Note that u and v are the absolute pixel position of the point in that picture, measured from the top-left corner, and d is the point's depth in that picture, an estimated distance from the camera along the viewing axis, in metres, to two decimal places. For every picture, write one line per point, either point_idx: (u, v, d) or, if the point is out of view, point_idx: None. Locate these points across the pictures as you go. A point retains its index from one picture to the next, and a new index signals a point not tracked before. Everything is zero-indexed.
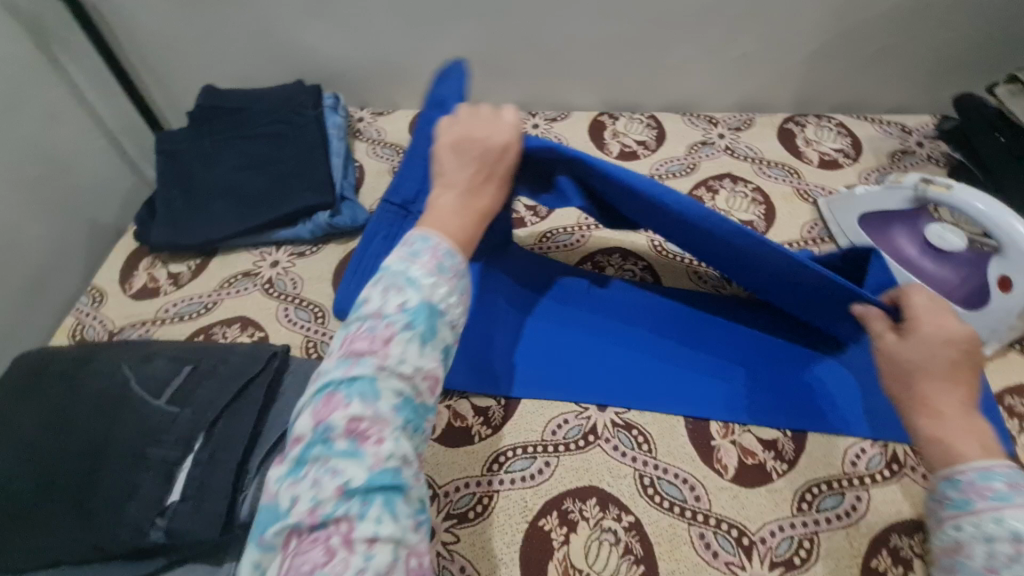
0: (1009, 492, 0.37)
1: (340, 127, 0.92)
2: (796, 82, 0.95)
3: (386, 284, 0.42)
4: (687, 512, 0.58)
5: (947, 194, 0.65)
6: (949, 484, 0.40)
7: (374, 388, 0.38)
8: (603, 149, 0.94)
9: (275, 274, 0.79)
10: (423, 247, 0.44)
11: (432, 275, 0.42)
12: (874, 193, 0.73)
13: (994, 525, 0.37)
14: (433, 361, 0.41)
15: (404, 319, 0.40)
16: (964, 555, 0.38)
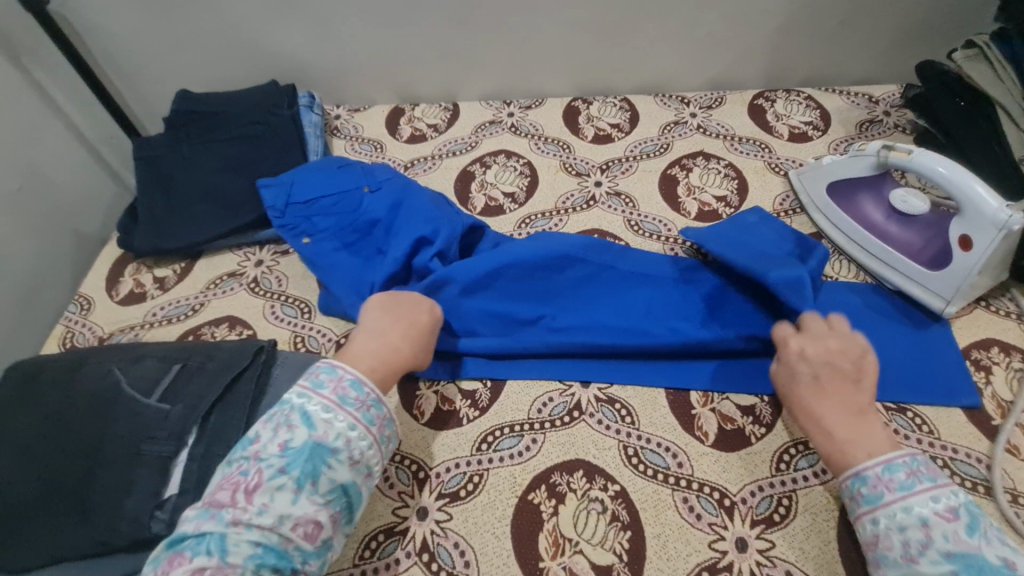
0: (909, 481, 0.48)
1: (317, 125, 0.93)
2: (764, 58, 0.97)
3: (276, 427, 0.50)
4: (671, 478, 0.60)
5: (907, 160, 0.67)
6: (860, 480, 0.50)
7: (227, 540, 0.44)
8: (578, 134, 0.95)
9: (260, 273, 0.80)
10: (327, 379, 0.52)
11: (327, 412, 0.50)
12: (840, 163, 0.75)
13: (905, 514, 0.47)
14: (310, 506, 0.47)
15: (284, 460, 0.47)
16: (885, 549, 0.47)
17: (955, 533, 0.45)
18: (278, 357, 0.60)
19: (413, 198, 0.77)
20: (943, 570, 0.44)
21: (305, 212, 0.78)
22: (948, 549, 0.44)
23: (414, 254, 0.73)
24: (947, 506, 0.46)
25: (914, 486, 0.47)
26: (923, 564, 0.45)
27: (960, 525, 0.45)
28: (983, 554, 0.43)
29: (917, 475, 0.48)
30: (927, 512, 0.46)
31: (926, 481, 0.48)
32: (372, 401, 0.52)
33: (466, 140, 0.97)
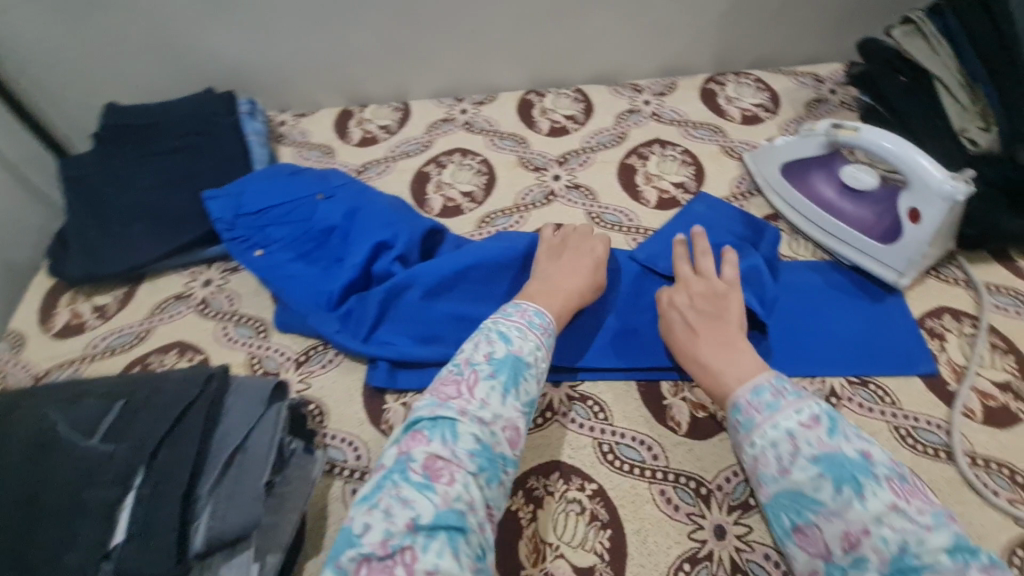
0: (775, 400, 0.50)
1: (260, 133, 0.88)
2: (712, 42, 0.97)
3: (479, 341, 0.57)
4: (647, 472, 0.59)
5: (855, 137, 0.68)
6: (737, 410, 0.52)
7: (457, 428, 0.50)
8: (533, 127, 0.94)
9: (209, 294, 0.76)
10: (514, 310, 0.59)
11: (519, 332, 0.57)
12: (792, 143, 0.76)
13: (774, 431, 0.49)
14: (514, 410, 0.53)
15: (494, 367, 0.54)
16: (764, 470, 0.49)
17: (817, 438, 0.47)
18: (232, 384, 0.57)
19: (368, 205, 0.74)
20: (812, 475, 0.46)
21: (256, 223, 0.74)
22: (812, 455, 0.46)
23: (372, 260, 0.70)
24: (810, 416, 0.48)
25: (779, 404, 0.50)
26: (793, 475, 0.47)
27: (821, 429, 0.47)
28: (843, 451, 0.46)
29: (779, 394, 0.51)
30: (793, 424, 0.48)
31: (789, 397, 0.50)
32: (550, 328, 0.59)
33: (419, 139, 0.94)
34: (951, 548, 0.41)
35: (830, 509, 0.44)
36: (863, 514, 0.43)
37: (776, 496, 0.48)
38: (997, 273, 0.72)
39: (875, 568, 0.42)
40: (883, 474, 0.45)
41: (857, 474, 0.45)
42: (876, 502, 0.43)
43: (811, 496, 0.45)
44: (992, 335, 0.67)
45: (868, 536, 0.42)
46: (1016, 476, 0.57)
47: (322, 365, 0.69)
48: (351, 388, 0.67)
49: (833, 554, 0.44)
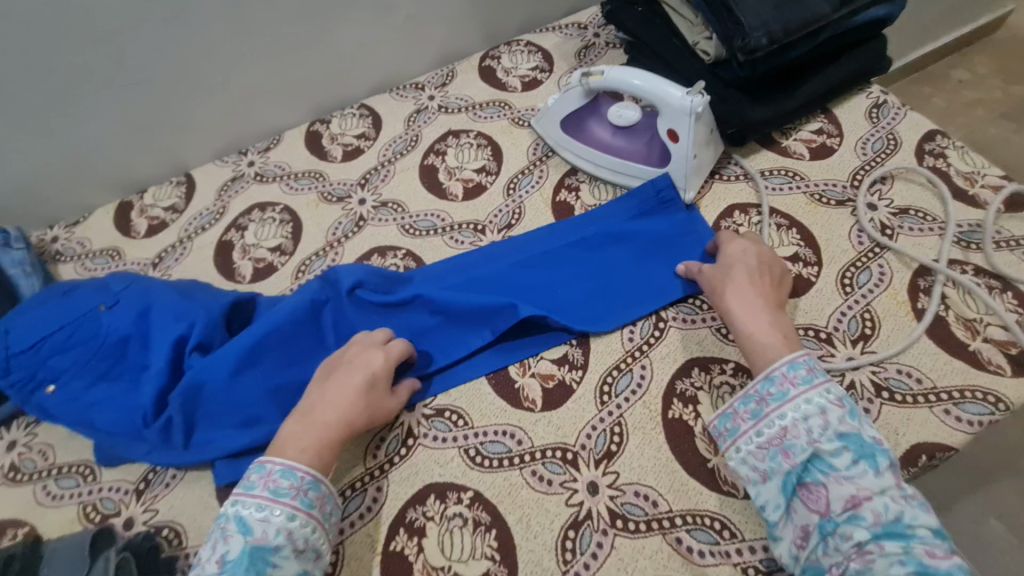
0: (810, 376, 0.52)
1: (24, 262, 0.78)
2: (472, 21, 0.97)
3: (216, 540, 0.50)
4: (516, 459, 0.60)
5: (603, 79, 0.73)
6: (769, 381, 0.53)
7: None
8: (327, 158, 0.90)
9: (17, 456, 0.67)
10: (256, 478, 0.52)
11: (262, 510, 0.50)
12: (560, 101, 0.79)
13: (806, 405, 0.50)
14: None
15: (225, 573, 0.48)
16: (786, 438, 0.50)
17: (844, 418, 0.49)
18: (46, 554, 0.51)
19: (158, 301, 0.67)
20: (837, 446, 0.48)
21: (35, 359, 0.66)
22: (840, 432, 0.49)
23: (179, 359, 0.66)
24: (838, 396, 0.51)
25: (813, 380, 0.51)
26: (819, 443, 0.48)
27: (846, 410, 0.50)
28: (867, 434, 0.49)
29: (815, 373, 0.52)
30: (825, 400, 0.50)
31: (821, 376, 0.52)
32: (307, 483, 0.52)
33: (212, 208, 0.88)
34: (935, 525, 0.45)
35: (844, 476, 0.47)
36: (874, 484, 0.46)
37: (793, 460, 0.49)
38: (767, 158, 0.79)
39: (868, 525, 0.45)
40: (893, 458, 0.49)
41: (875, 452, 0.48)
42: (887, 478, 0.47)
43: (827, 460, 0.48)
44: (775, 216, 0.73)
45: (868, 501, 0.46)
46: (820, 333, 0.64)
47: (166, 484, 0.63)
48: (204, 496, 0.62)
49: (831, 512, 0.47)
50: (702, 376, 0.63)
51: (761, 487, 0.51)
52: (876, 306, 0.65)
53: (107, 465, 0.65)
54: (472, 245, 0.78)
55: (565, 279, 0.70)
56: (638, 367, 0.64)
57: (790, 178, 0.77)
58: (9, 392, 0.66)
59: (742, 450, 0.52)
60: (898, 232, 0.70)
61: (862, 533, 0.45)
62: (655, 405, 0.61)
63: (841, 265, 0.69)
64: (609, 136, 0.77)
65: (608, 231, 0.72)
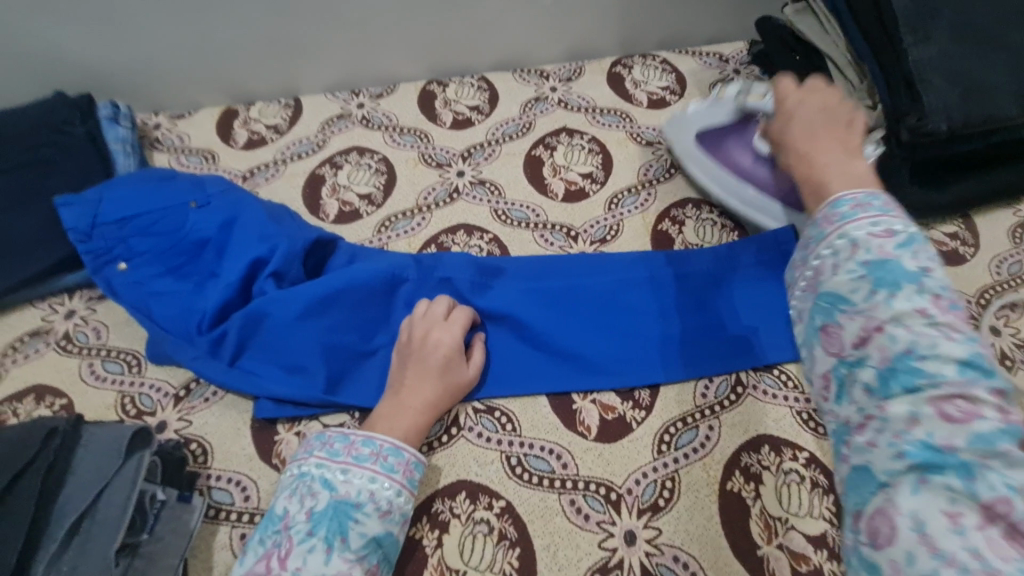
0: (851, 212, 0.45)
1: (127, 141, 0.78)
2: (616, 23, 0.93)
3: (298, 494, 0.49)
4: (556, 482, 0.57)
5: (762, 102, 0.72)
6: (815, 230, 0.47)
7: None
8: (435, 121, 0.88)
9: (72, 327, 0.67)
10: (340, 444, 0.51)
11: (344, 472, 0.50)
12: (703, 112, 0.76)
13: (838, 241, 0.44)
14: (343, 565, 0.46)
15: (311, 524, 0.47)
16: (819, 280, 0.44)
17: (881, 246, 0.42)
18: (84, 437, 0.49)
19: (246, 216, 0.67)
20: (856, 279, 0.42)
21: (120, 233, 0.66)
22: (868, 261, 0.42)
23: (252, 278, 0.65)
24: (885, 229, 0.43)
25: (857, 215, 0.45)
26: (835, 280, 0.43)
27: (892, 241, 0.42)
28: (902, 262, 0.41)
29: (863, 208, 0.45)
30: (862, 234, 0.43)
31: (869, 212, 0.45)
32: (387, 450, 0.52)
33: (312, 139, 0.86)
34: (965, 361, 0.37)
35: (858, 311, 0.41)
36: (885, 314, 0.40)
37: (818, 296, 0.44)
38: None
39: (874, 364, 0.39)
40: (936, 292, 0.40)
41: (901, 281, 0.40)
42: (903, 305, 0.39)
43: (844, 294, 0.42)
44: None
45: (879, 335, 0.39)
46: None
47: (204, 399, 0.62)
48: (237, 421, 0.61)
49: (844, 353, 0.41)
50: (772, 456, 0.58)
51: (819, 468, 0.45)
52: None
53: (154, 363, 0.64)
54: (560, 250, 0.75)
55: (649, 315, 0.66)
56: (705, 426, 0.60)
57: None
58: (83, 257, 0.66)
59: (796, 296, 0.47)
60: (1018, 366, 0.64)
61: (867, 374, 0.39)
62: (714, 471, 0.57)
63: None
64: (751, 161, 0.73)
65: (707, 279, 0.68)
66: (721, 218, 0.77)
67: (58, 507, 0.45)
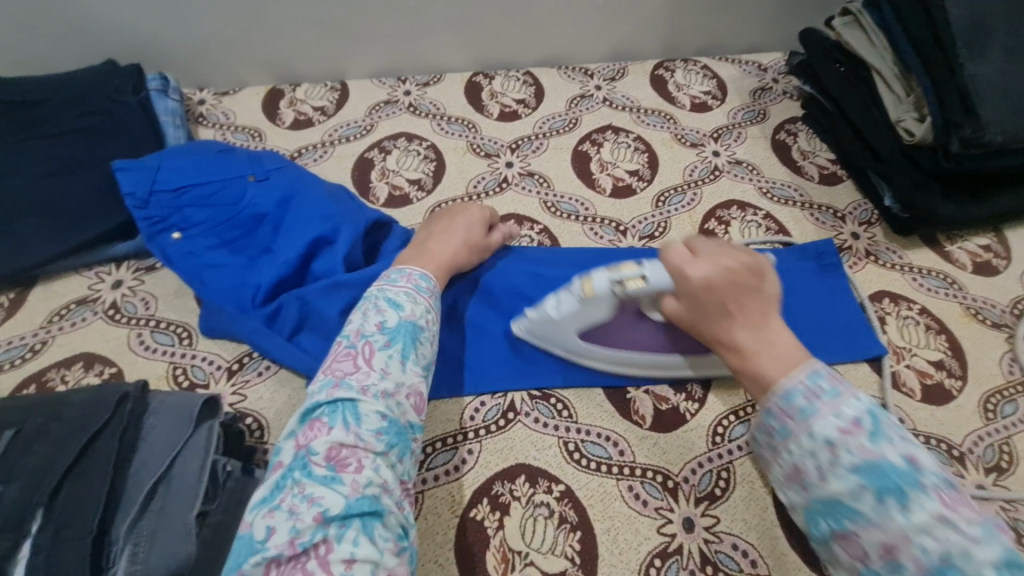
0: (810, 405, 0.41)
1: (176, 113, 0.77)
2: (661, 27, 0.95)
3: (367, 311, 0.50)
4: (614, 469, 0.58)
5: (642, 287, 0.53)
6: (767, 416, 0.44)
7: (358, 408, 0.43)
8: (482, 112, 0.89)
9: (120, 297, 0.66)
10: (400, 275, 0.54)
11: (409, 296, 0.52)
12: (571, 313, 0.57)
13: (808, 440, 0.40)
14: (414, 379, 0.48)
15: (386, 336, 0.48)
16: (801, 479, 0.41)
17: (859, 444, 0.38)
18: (152, 405, 0.48)
19: (305, 193, 0.66)
20: (851, 485, 0.38)
21: (176, 202, 0.65)
22: (854, 464, 0.38)
23: (310, 257, 0.64)
24: (852, 417, 0.39)
25: (815, 408, 0.41)
26: (829, 485, 0.39)
27: (863, 434, 0.39)
28: (888, 457, 0.38)
29: (818, 394, 0.41)
30: (830, 431, 0.40)
31: (825, 396, 0.41)
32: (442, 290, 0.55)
33: (360, 123, 0.86)
34: (1001, 561, 0.33)
35: (869, 522, 0.37)
36: (904, 527, 0.36)
37: (811, 501, 0.41)
38: (926, 257, 0.76)
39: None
40: (907, 465, 0.37)
41: (905, 487, 0.36)
42: (920, 512, 0.36)
43: (848, 505, 0.38)
44: (924, 316, 0.70)
45: (910, 545, 0.35)
46: (952, 449, 0.61)
47: (258, 373, 0.62)
48: (293, 397, 0.60)
49: (868, 559, 0.37)
50: None
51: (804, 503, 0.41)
52: (1016, 442, 0.62)
53: (208, 336, 0.64)
54: (610, 243, 0.76)
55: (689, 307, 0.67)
56: None
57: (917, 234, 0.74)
58: (137, 224, 0.65)
59: (778, 487, 0.44)
60: None
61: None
62: None
63: (985, 388, 0.65)
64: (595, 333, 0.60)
65: None
66: (765, 220, 0.79)
67: (132, 472, 0.44)
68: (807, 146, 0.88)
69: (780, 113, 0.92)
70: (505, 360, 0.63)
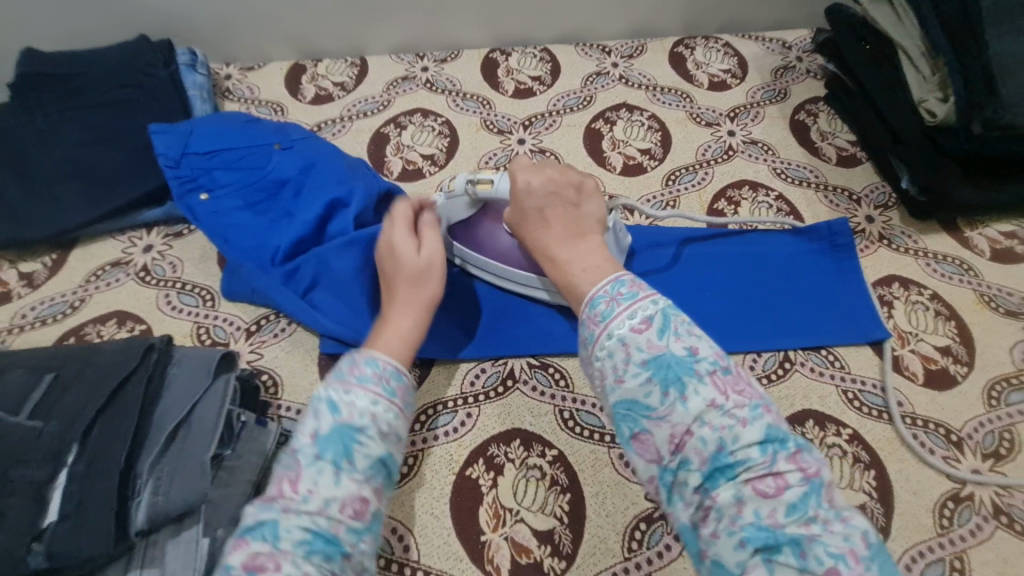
0: (609, 309, 0.44)
1: (203, 87, 0.81)
2: (682, 3, 0.93)
3: (303, 421, 0.48)
4: (606, 437, 0.60)
5: (489, 189, 0.59)
6: (581, 327, 0.46)
7: (279, 526, 0.42)
8: (497, 88, 0.90)
9: (150, 259, 0.71)
10: (343, 365, 0.51)
11: (346, 393, 0.49)
12: (441, 212, 0.64)
13: (609, 343, 0.43)
14: (354, 485, 0.45)
15: (317, 447, 0.46)
16: (605, 382, 0.43)
17: (649, 341, 0.41)
18: (174, 357, 0.52)
19: (324, 161, 0.72)
20: (642, 381, 0.40)
21: (205, 164, 0.71)
22: (643, 360, 0.41)
23: (326, 218, 0.68)
24: (643, 317, 0.43)
25: (613, 311, 0.44)
26: (624, 385, 0.41)
27: (652, 331, 0.42)
28: (674, 351, 0.41)
29: (617, 299, 0.45)
30: (625, 330, 0.43)
31: (627, 302, 0.44)
32: (389, 372, 0.51)
33: (378, 98, 0.88)
34: (763, 441, 0.37)
35: (659, 416, 0.39)
36: (685, 416, 0.38)
37: (615, 404, 0.42)
38: (943, 242, 0.74)
39: (696, 468, 0.38)
40: (710, 368, 0.40)
41: (682, 376, 0.40)
42: (698, 402, 0.39)
43: (642, 402, 0.40)
44: (935, 302, 0.69)
45: (689, 437, 0.38)
46: (951, 435, 0.61)
47: (274, 334, 0.66)
48: (306, 357, 0.64)
49: (663, 460, 0.39)
50: (814, 429, 0.61)
51: (605, 404, 0.43)
52: (1019, 429, 0.61)
53: (230, 298, 0.68)
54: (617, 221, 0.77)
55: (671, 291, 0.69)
56: None
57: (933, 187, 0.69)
58: (170, 183, 0.71)
59: (594, 394, 0.45)
60: None
61: (693, 478, 0.38)
62: None
63: (992, 375, 0.64)
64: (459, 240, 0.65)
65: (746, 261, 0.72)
66: (776, 201, 0.78)
67: (156, 415, 0.48)
68: (827, 126, 0.86)
69: (801, 92, 0.90)
70: (505, 331, 0.66)
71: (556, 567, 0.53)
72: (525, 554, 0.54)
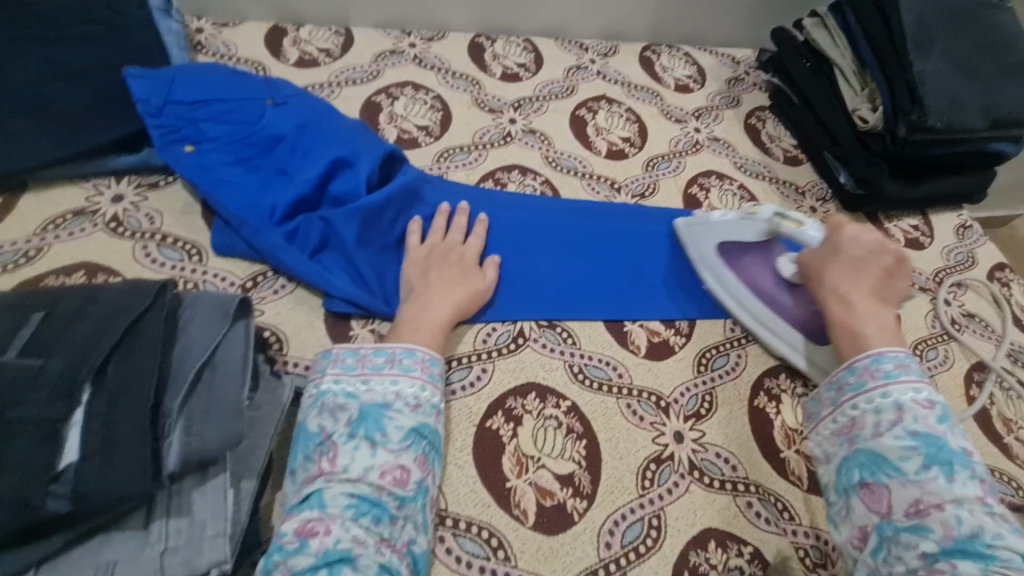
0: (893, 372, 0.55)
1: (179, 36, 0.73)
2: (650, 12, 1.02)
3: (324, 414, 0.49)
4: (614, 388, 0.64)
5: (796, 231, 0.67)
6: (848, 372, 0.56)
7: (324, 496, 0.44)
8: (485, 71, 0.92)
9: (121, 210, 0.64)
10: (355, 358, 0.52)
11: (368, 382, 0.50)
12: (731, 223, 0.71)
13: (882, 401, 0.53)
14: (389, 455, 0.47)
15: (350, 427, 0.47)
16: (855, 433, 0.54)
17: (925, 417, 0.51)
18: (186, 300, 0.48)
19: (322, 120, 0.68)
20: (906, 445, 0.50)
21: (191, 115, 0.66)
22: (914, 430, 0.51)
23: (329, 178, 0.65)
24: (926, 399, 0.53)
25: (898, 376, 0.54)
26: (882, 442, 0.51)
27: (933, 413, 0.52)
28: (948, 439, 0.50)
29: (904, 368, 0.55)
30: (906, 399, 0.53)
31: (909, 375, 0.55)
32: (401, 353, 0.52)
33: (367, 68, 0.87)
34: (1022, 551, 0.44)
35: (911, 479, 0.48)
36: (945, 491, 0.47)
37: (858, 453, 0.52)
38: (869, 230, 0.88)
39: (934, 538, 0.45)
40: (976, 472, 0.49)
41: (954, 461, 0.49)
42: (960, 485, 0.47)
43: (894, 462, 0.50)
44: None
45: (936, 512, 0.46)
46: None
47: (273, 290, 0.63)
48: (310, 315, 0.62)
49: (897, 516, 0.48)
50: (789, 381, 0.67)
51: (840, 450, 0.54)
52: (936, 380, 0.74)
53: (219, 254, 0.64)
54: (605, 198, 0.82)
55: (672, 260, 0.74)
56: (735, 353, 0.69)
57: (739, 214, 0.70)
58: (149, 133, 0.65)
59: (822, 443, 0.56)
60: (964, 329, 0.79)
61: (927, 544, 0.45)
62: (744, 389, 0.66)
63: (914, 338, 0.77)
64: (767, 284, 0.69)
65: None
66: (739, 190, 0.88)
67: (175, 358, 0.45)
68: (774, 131, 0.98)
69: (753, 100, 1.01)
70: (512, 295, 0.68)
71: (578, 507, 0.55)
72: (549, 497, 0.55)
